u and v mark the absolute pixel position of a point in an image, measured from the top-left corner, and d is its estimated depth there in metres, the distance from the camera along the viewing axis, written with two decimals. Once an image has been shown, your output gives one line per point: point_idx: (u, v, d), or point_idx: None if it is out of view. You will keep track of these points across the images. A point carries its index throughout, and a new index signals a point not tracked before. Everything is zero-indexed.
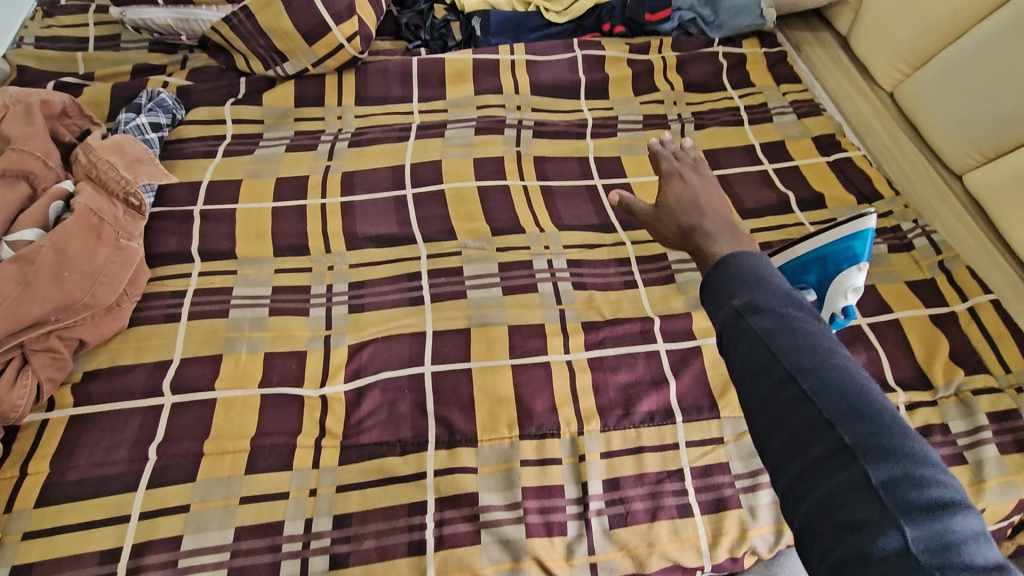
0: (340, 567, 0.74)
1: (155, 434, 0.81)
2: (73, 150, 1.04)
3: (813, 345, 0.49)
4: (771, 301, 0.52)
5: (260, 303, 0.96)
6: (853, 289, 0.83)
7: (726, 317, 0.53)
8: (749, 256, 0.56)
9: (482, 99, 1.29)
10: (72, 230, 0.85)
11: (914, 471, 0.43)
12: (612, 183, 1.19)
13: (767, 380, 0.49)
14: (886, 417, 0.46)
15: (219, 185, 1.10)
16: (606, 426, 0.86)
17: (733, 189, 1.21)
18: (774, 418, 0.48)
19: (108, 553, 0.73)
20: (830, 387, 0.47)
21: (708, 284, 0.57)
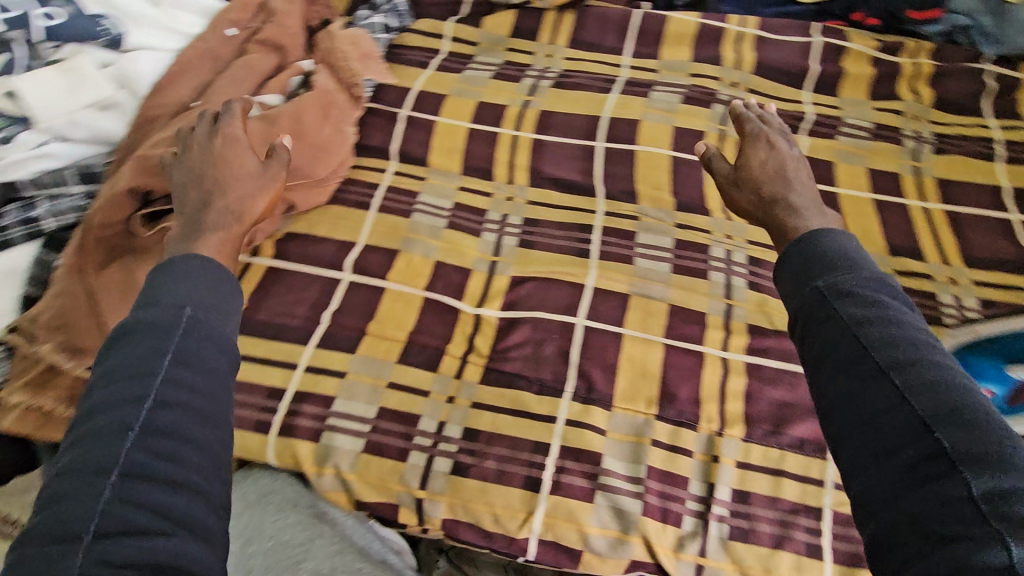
0: (461, 475, 0.77)
1: (331, 302, 0.89)
2: (314, 35, 1.13)
3: (913, 341, 0.52)
4: (862, 294, 0.55)
5: (440, 215, 1.00)
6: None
7: (811, 304, 0.56)
8: (837, 244, 0.60)
9: (696, 67, 1.20)
10: (311, 105, 0.94)
11: (1010, 476, 0.43)
12: (818, 189, 1.07)
13: (856, 374, 0.52)
14: (984, 416, 0.47)
15: (425, 96, 1.15)
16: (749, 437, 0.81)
17: (962, 231, 1.04)
18: (856, 414, 0.51)
19: (276, 391, 0.82)
20: (923, 384, 0.49)
21: (789, 269, 0.61)
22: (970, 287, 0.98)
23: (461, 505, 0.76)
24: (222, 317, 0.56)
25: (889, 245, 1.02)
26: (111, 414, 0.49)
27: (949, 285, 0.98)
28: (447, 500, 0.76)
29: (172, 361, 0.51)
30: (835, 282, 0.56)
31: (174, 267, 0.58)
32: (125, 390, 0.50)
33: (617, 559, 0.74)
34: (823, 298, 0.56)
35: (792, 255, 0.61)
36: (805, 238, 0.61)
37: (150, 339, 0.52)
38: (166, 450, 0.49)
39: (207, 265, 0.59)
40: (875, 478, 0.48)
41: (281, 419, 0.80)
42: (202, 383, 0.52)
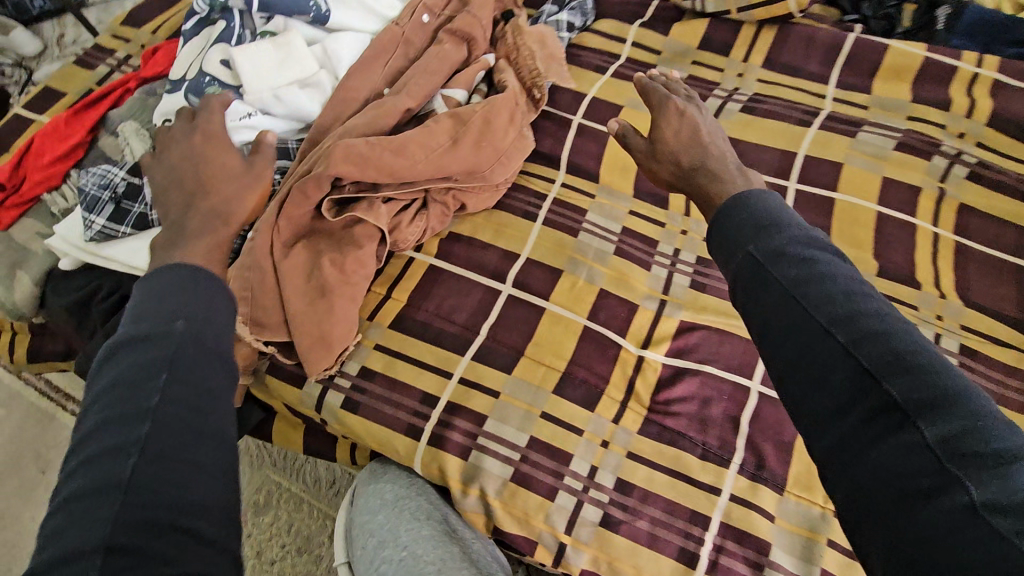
0: (610, 530, 0.72)
1: (490, 314, 0.86)
2: (499, 25, 1.07)
3: (819, 285, 0.49)
4: (784, 245, 0.52)
5: (608, 239, 0.93)
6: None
7: (741, 263, 0.53)
8: (765, 203, 0.56)
9: (917, 109, 1.06)
10: (502, 108, 0.88)
11: (975, 423, 0.41)
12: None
13: (802, 335, 0.49)
14: (932, 365, 0.44)
15: (601, 102, 1.07)
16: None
17: None
18: (810, 376, 0.48)
19: (428, 398, 0.80)
20: (869, 338, 0.46)
21: (721, 228, 0.57)
22: None
23: (606, 561, 0.72)
24: (218, 318, 0.51)
25: None
26: (113, 428, 0.43)
27: None
28: (592, 553, 0.72)
29: (172, 374, 0.45)
30: (765, 242, 0.53)
31: (165, 275, 0.52)
32: (147, 383, 0.45)
33: None
34: (758, 258, 0.52)
35: (722, 215, 0.57)
36: (736, 201, 0.57)
37: (147, 351, 0.46)
38: (177, 455, 0.43)
39: (188, 270, 0.52)
40: (863, 455, 0.44)
41: (431, 428, 0.78)
42: (222, 340, 0.50)
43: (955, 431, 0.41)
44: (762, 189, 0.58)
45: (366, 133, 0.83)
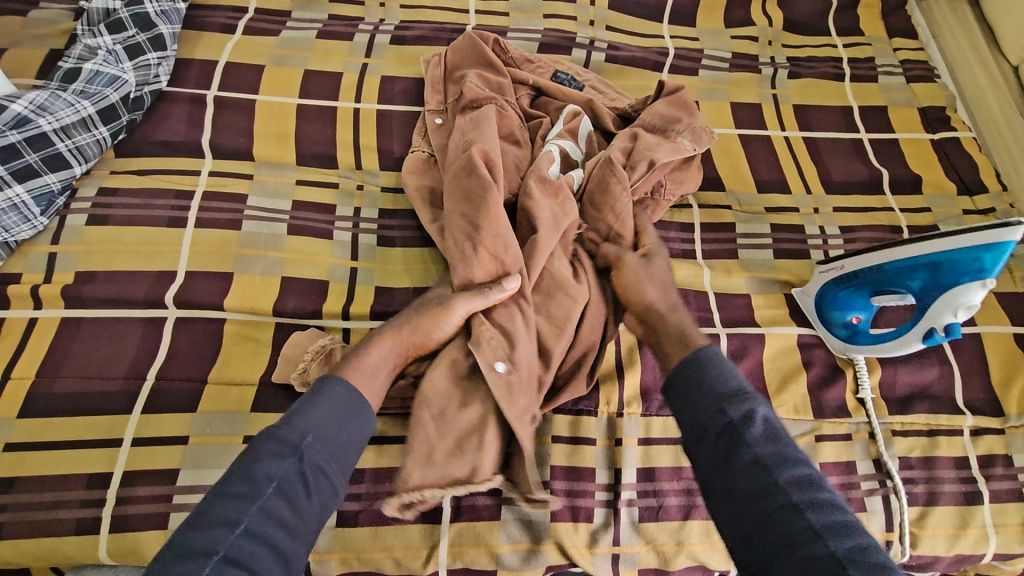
0: (349, 526, 0.68)
1: (155, 354, 0.73)
2: (505, 71, 0.95)
3: (781, 450, 0.58)
4: (758, 415, 0.60)
5: (279, 218, 0.84)
6: (965, 306, 0.72)
7: (730, 424, 0.60)
8: (717, 367, 0.65)
9: (550, 7, 1.11)
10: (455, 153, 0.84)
11: (839, 523, 0.53)
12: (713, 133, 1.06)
13: (760, 482, 0.57)
14: (814, 497, 0.55)
15: (237, 69, 0.95)
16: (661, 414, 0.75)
17: (819, 156, 1.06)
18: (752, 503, 0.56)
19: (97, 478, 0.66)
20: (786, 481, 0.56)
21: (695, 395, 0.63)
22: (832, 214, 1.00)
23: (354, 557, 0.68)
24: (335, 452, 0.60)
25: (756, 180, 1.02)
26: (225, 505, 0.54)
27: (813, 215, 0.99)
28: (337, 557, 0.67)
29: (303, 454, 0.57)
30: (730, 409, 0.61)
31: (317, 399, 0.61)
32: (275, 463, 0.56)
33: (532, 570, 0.70)
34: (725, 419, 0.60)
35: (687, 375, 0.65)
36: (694, 360, 0.66)
37: (279, 438, 0.57)
38: (284, 517, 0.55)
39: (347, 393, 0.62)
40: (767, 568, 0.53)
41: (111, 510, 0.65)
42: (331, 462, 0.58)
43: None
44: (720, 353, 0.67)
45: (494, 223, 0.74)
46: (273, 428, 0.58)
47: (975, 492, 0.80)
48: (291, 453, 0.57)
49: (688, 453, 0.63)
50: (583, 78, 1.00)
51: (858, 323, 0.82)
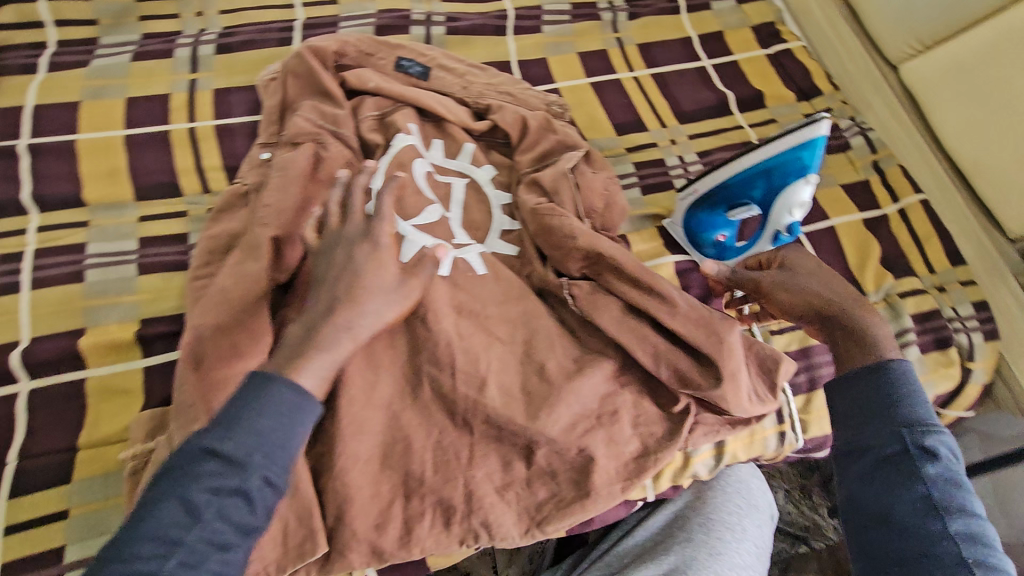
0: None
1: (13, 433, 0.69)
2: (344, 72, 0.93)
3: (960, 501, 0.55)
4: (943, 451, 0.57)
5: (125, 260, 0.79)
6: (797, 204, 0.77)
7: (897, 449, 0.57)
8: (899, 385, 0.61)
9: None
10: (360, 221, 0.67)
11: (965, 557, 0.52)
12: (568, 86, 1.08)
13: (918, 507, 0.54)
14: (933, 528, 0.53)
15: (47, 111, 0.87)
16: (611, 374, 0.75)
17: (669, 91, 1.10)
18: (892, 535, 0.54)
19: None
20: (951, 510, 0.54)
21: (854, 402, 0.62)
22: (688, 142, 1.05)
23: None
24: (290, 452, 0.53)
25: (613, 124, 1.05)
26: (151, 526, 0.48)
27: (671, 146, 1.04)
28: None
29: (260, 457, 0.51)
30: (912, 435, 0.57)
31: (270, 400, 0.53)
32: (197, 469, 0.49)
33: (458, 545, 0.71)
34: (907, 450, 0.57)
35: (867, 383, 0.62)
36: (880, 370, 0.62)
37: (246, 439, 0.51)
38: (223, 541, 0.49)
39: (298, 399, 0.54)
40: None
41: None
42: (282, 474, 0.52)
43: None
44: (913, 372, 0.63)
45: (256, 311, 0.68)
46: (210, 436, 0.50)
47: None
48: (239, 472, 0.50)
49: (841, 465, 0.60)
50: (425, 58, 1.00)
51: (724, 241, 0.88)
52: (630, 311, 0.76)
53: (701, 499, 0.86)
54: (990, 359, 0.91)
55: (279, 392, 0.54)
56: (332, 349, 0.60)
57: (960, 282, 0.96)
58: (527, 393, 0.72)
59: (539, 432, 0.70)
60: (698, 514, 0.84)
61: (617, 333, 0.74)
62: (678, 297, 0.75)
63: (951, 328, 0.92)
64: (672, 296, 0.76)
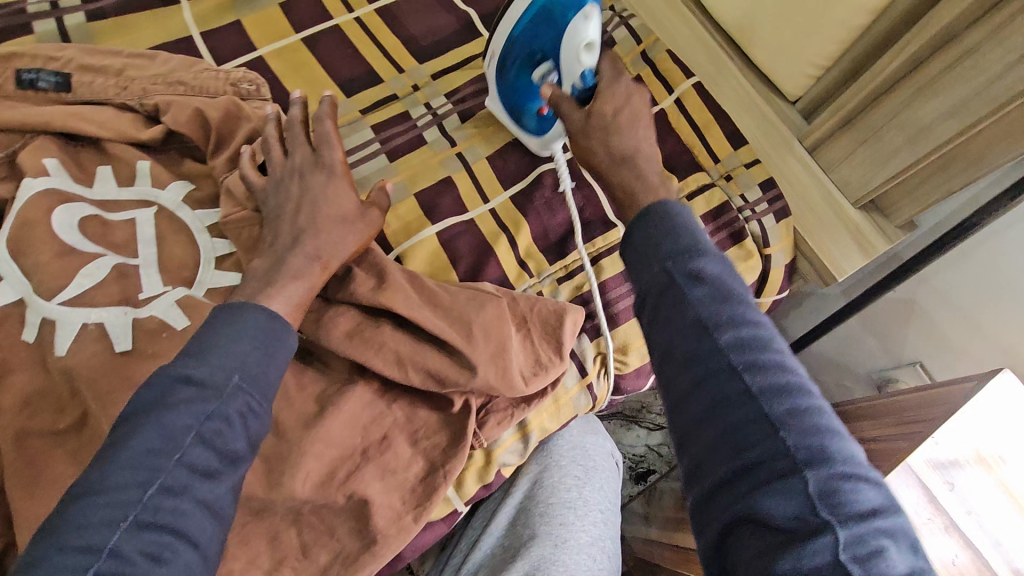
0: None
1: None
2: None
3: (736, 312, 0.46)
4: (716, 271, 0.48)
5: None
6: (583, 44, 0.67)
7: (662, 278, 0.48)
8: (667, 216, 0.51)
9: None
10: (305, 150, 0.68)
11: (750, 381, 0.43)
12: (276, 49, 0.87)
13: (695, 338, 0.45)
14: (715, 355, 0.44)
15: None
16: (371, 394, 0.65)
17: (400, 24, 0.93)
18: (678, 377, 0.45)
19: None
20: (734, 331, 0.45)
21: (629, 242, 0.52)
22: (433, 83, 0.89)
23: None
24: (261, 379, 0.54)
25: (340, 83, 0.87)
26: (134, 462, 0.46)
27: (414, 94, 0.88)
28: None
29: (240, 376, 0.52)
30: (681, 261, 0.48)
31: (225, 325, 0.55)
32: (182, 396, 0.49)
33: None
34: (672, 277, 0.47)
35: (637, 223, 0.52)
36: (644, 205, 0.52)
37: (218, 362, 0.52)
38: (194, 475, 0.47)
39: (268, 323, 0.56)
40: (695, 455, 0.43)
41: None
42: (261, 399, 0.53)
43: (832, 486, 0.39)
44: (680, 202, 0.53)
45: None
46: (182, 364, 0.51)
47: None
48: (215, 394, 0.50)
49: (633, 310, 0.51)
50: (58, 61, 0.76)
51: (548, 114, 0.79)
52: (369, 314, 0.66)
53: (540, 486, 0.79)
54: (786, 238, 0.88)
55: (251, 316, 0.56)
56: (287, 278, 0.61)
57: (745, 164, 0.90)
58: (262, 459, 0.60)
59: (288, 499, 0.59)
60: (538, 503, 0.77)
61: (347, 348, 0.64)
62: (421, 287, 0.68)
63: (742, 219, 0.88)
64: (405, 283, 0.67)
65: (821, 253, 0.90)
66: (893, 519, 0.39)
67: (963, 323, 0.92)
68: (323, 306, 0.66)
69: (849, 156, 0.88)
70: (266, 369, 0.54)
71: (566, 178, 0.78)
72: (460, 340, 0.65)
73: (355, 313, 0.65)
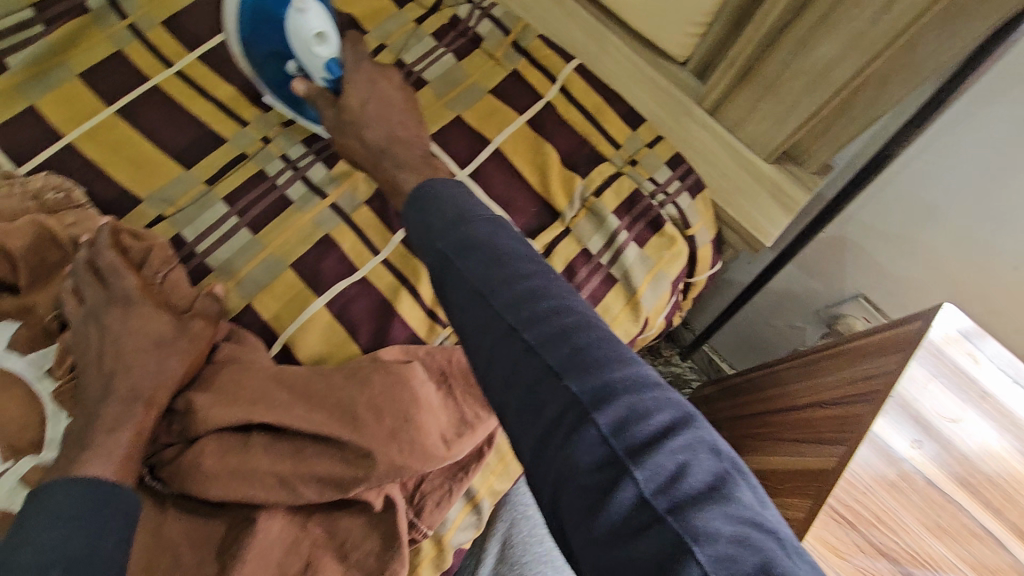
0: None
1: None
2: None
3: (506, 272, 0.42)
4: (492, 237, 0.44)
5: None
6: (312, 37, 0.67)
7: (435, 259, 0.44)
8: (444, 192, 0.48)
9: None
10: (96, 286, 0.61)
11: (540, 344, 0.38)
12: (85, 129, 0.73)
13: (477, 310, 0.41)
14: (502, 324, 0.40)
15: None
16: (284, 520, 0.56)
17: (231, 68, 0.80)
18: (477, 354, 0.40)
19: None
20: (514, 294, 0.41)
21: (406, 232, 0.48)
22: (286, 132, 0.78)
23: None
24: (102, 557, 0.47)
25: (174, 154, 0.74)
26: None
27: (266, 148, 0.77)
28: None
29: (67, 563, 0.45)
30: (450, 234, 0.44)
31: (37, 509, 0.47)
32: None
33: None
34: (444, 253, 0.43)
35: (409, 208, 0.48)
36: (419, 189, 0.49)
37: (33, 556, 0.44)
38: None
39: (91, 489, 0.49)
40: (511, 425, 0.38)
41: None
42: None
43: (624, 420, 0.35)
44: (450, 178, 0.50)
45: None
46: None
47: None
48: None
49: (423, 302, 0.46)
50: None
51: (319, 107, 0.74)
52: (239, 436, 0.57)
53: (510, 543, 0.70)
54: (704, 214, 0.83)
55: (66, 490, 0.48)
56: (111, 430, 0.54)
57: (647, 145, 0.84)
58: None
59: None
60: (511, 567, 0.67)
61: (230, 486, 0.55)
62: (291, 382, 0.58)
63: (657, 204, 0.81)
64: (277, 387, 0.58)
65: (744, 221, 0.85)
66: (688, 429, 0.35)
67: (897, 253, 0.90)
68: (199, 440, 0.57)
69: (752, 111, 0.82)
70: (107, 541, 0.47)
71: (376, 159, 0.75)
72: (351, 431, 0.56)
73: (222, 440, 0.57)
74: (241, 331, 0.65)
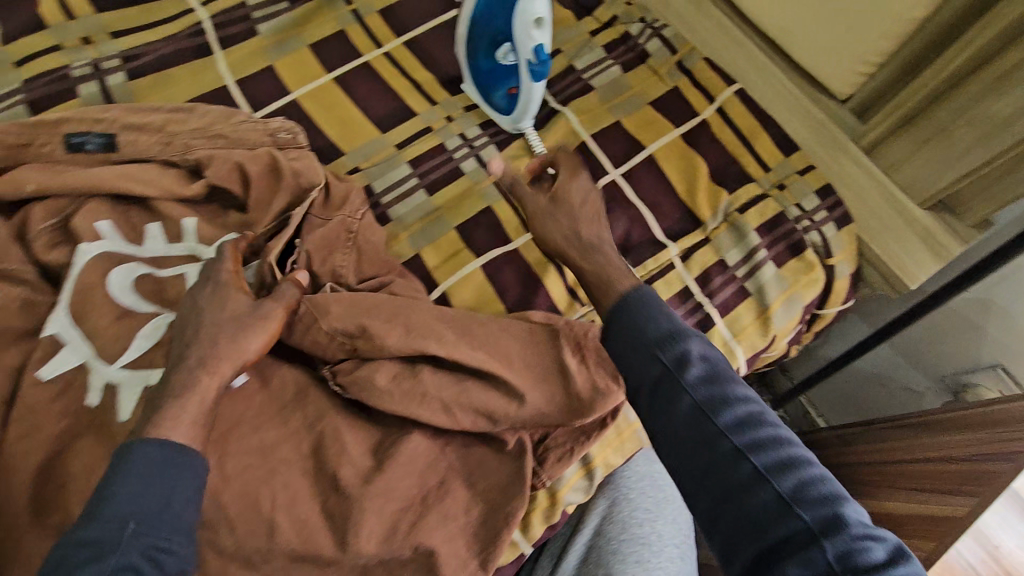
0: None
1: None
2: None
3: (726, 400, 0.52)
4: (693, 347, 0.54)
5: None
6: (533, 22, 0.73)
7: (657, 372, 0.54)
8: (640, 291, 0.59)
9: (19, 48, 0.82)
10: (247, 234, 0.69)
11: (765, 472, 0.48)
12: (308, 90, 0.87)
13: (704, 437, 0.51)
14: (730, 452, 0.49)
15: None
16: (428, 439, 0.64)
17: (429, 55, 0.92)
18: (702, 478, 0.50)
19: None
20: (736, 424, 0.51)
21: (613, 328, 0.58)
22: (466, 114, 0.88)
23: None
24: (170, 515, 0.52)
25: (373, 120, 0.86)
26: None
27: (449, 125, 0.87)
28: None
29: (138, 522, 0.50)
30: (668, 347, 0.55)
31: (125, 463, 0.52)
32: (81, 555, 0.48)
33: None
34: (666, 370, 0.54)
35: (614, 305, 0.59)
36: (621, 289, 0.60)
37: (111, 514, 0.50)
38: None
39: (163, 451, 0.53)
40: (744, 549, 0.46)
41: None
42: (171, 535, 0.51)
43: (847, 544, 0.43)
44: (641, 281, 0.61)
45: None
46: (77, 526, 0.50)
47: (706, 317, 0.78)
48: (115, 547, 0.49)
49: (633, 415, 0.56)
50: (103, 123, 0.76)
51: (516, 93, 0.82)
52: (404, 363, 0.65)
53: (610, 520, 0.73)
54: (847, 246, 0.83)
55: (146, 448, 0.53)
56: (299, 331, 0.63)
57: (798, 172, 0.86)
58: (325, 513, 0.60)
59: (354, 558, 0.58)
60: (610, 540, 0.70)
61: (392, 400, 0.63)
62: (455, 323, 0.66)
63: (801, 229, 0.83)
64: (440, 324, 0.66)
65: (891, 260, 0.83)
66: (896, 553, 0.43)
67: None
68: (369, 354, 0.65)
69: (911, 156, 0.83)
70: (178, 501, 0.52)
71: (541, 151, 0.84)
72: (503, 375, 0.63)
73: (391, 361, 0.65)
74: (409, 274, 0.75)
